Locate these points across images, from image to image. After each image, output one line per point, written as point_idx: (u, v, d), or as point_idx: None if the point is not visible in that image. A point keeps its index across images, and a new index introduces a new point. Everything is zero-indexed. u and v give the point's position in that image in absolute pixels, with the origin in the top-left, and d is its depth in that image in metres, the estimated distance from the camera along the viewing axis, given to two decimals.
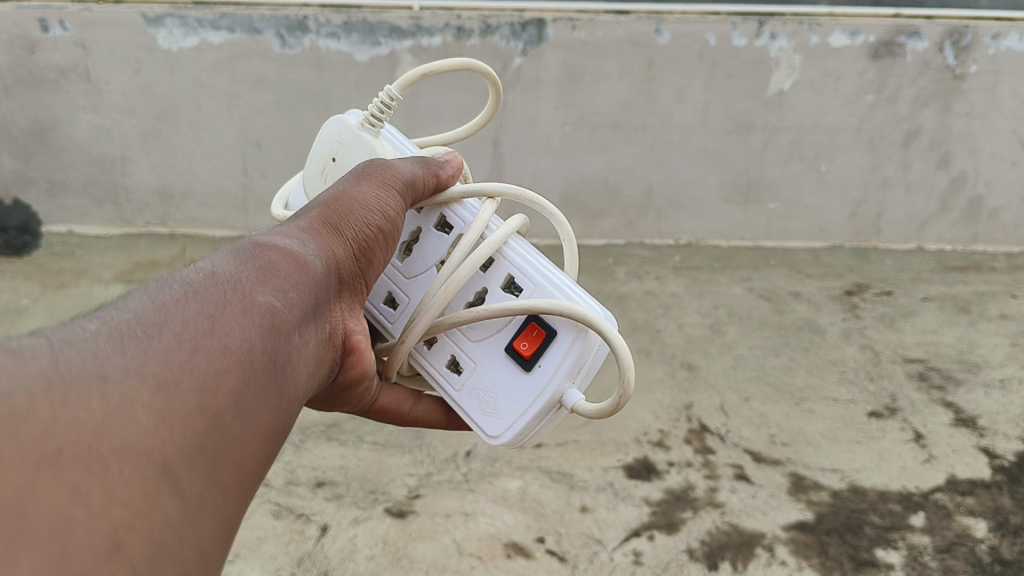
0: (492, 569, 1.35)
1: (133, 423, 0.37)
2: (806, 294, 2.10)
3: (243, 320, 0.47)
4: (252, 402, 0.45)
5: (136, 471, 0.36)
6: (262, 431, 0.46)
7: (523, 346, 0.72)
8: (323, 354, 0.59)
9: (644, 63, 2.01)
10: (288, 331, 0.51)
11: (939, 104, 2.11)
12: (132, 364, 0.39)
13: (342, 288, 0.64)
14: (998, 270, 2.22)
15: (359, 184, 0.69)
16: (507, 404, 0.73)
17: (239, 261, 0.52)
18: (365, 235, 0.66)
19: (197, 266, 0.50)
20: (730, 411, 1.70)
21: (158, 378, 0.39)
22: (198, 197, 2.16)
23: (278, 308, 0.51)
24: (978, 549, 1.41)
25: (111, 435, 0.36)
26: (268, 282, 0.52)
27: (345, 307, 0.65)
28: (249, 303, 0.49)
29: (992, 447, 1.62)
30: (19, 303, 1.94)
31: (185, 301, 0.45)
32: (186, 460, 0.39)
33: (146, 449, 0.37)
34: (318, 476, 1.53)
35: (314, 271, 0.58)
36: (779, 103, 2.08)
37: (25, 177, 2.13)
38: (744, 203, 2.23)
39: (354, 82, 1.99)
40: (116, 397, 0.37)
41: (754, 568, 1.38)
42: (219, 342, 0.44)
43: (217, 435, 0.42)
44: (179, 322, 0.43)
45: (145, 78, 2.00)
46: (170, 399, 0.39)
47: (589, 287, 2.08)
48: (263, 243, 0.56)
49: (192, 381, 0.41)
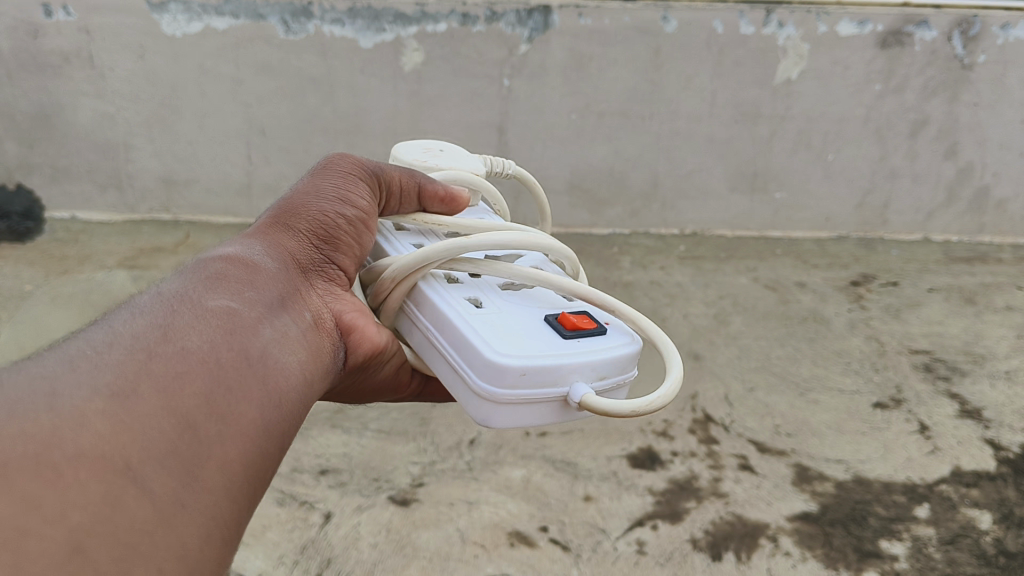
0: (495, 558, 1.35)
1: (84, 432, 0.36)
2: (812, 284, 2.09)
3: (203, 325, 0.46)
4: (224, 400, 0.44)
5: (95, 475, 0.35)
6: (242, 429, 0.44)
7: (568, 319, 0.63)
8: (314, 346, 0.58)
9: (651, 51, 2.00)
10: (254, 328, 0.50)
11: (947, 93, 2.10)
12: (80, 378, 0.38)
13: (312, 279, 0.63)
14: (1005, 261, 2.22)
15: (314, 180, 0.70)
16: (528, 343, 0.59)
17: (190, 274, 0.51)
18: (328, 222, 0.65)
19: (150, 289, 0.50)
20: (734, 401, 1.70)
21: (111, 388, 0.39)
22: (202, 184, 2.15)
23: (237, 310, 0.50)
24: (983, 540, 1.41)
25: (60, 445, 0.35)
26: (223, 287, 0.51)
27: (324, 296, 0.63)
28: (204, 308, 0.48)
29: (998, 439, 1.61)
30: (22, 288, 1.93)
31: (139, 316, 0.45)
32: (153, 462, 0.38)
33: (102, 455, 0.36)
34: (322, 464, 1.53)
35: (272, 274, 0.58)
36: (787, 92, 2.07)
37: (27, 162, 2.12)
38: (751, 193, 2.22)
39: (359, 68, 1.99)
40: (66, 408, 0.36)
41: (758, 558, 1.37)
42: (179, 346, 0.44)
43: (188, 435, 0.40)
44: (132, 334, 0.43)
45: (149, 64, 1.99)
46: (129, 404, 0.38)
47: (595, 276, 2.07)
48: (218, 258, 0.55)
49: (149, 384, 0.40)
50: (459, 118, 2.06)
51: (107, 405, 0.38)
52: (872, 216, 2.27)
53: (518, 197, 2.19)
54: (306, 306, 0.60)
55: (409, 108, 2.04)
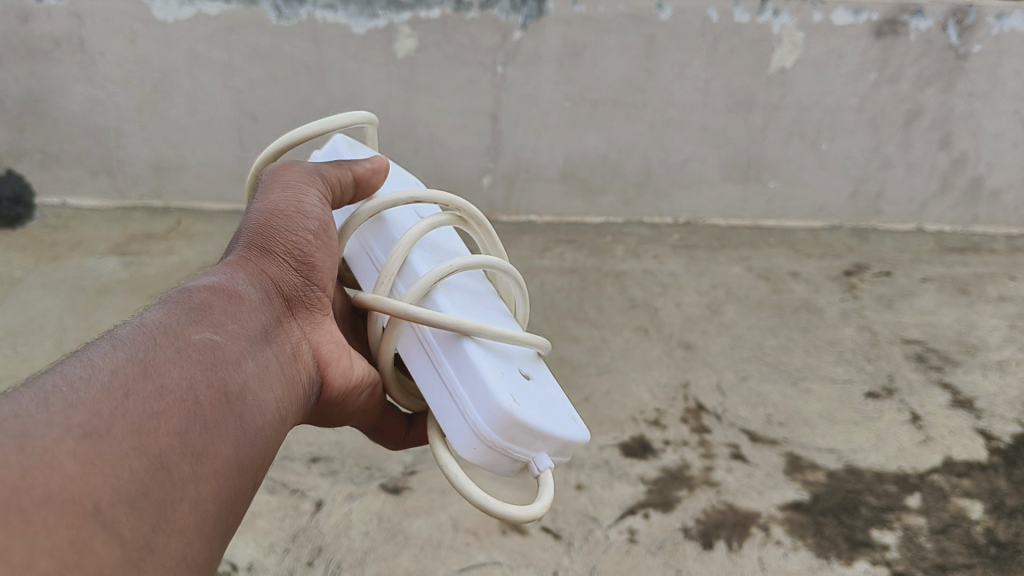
0: (486, 546, 1.36)
1: (57, 473, 0.40)
2: (805, 274, 2.09)
3: (177, 360, 0.51)
4: (199, 435, 0.49)
5: (64, 518, 0.39)
6: (215, 464, 0.49)
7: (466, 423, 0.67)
8: (286, 373, 0.63)
9: (645, 39, 1.98)
10: (227, 363, 0.55)
11: (942, 83, 2.08)
12: (56, 419, 0.42)
13: (294, 308, 0.69)
14: (998, 252, 2.24)
15: (278, 195, 0.71)
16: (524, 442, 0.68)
17: (169, 307, 0.56)
18: (298, 244, 0.69)
19: (133, 321, 0.54)
20: (726, 390, 1.69)
21: (84, 429, 0.43)
22: (193, 170, 2.15)
23: (213, 345, 0.55)
24: (974, 530, 1.41)
25: (33, 486, 0.39)
26: (201, 320, 0.56)
27: (301, 324, 0.70)
28: (181, 343, 0.52)
29: (990, 429, 1.62)
30: (12, 275, 1.92)
31: (116, 353, 0.49)
32: (122, 502, 0.42)
33: (74, 500, 0.40)
34: (313, 452, 1.52)
35: (248, 300, 0.63)
36: (781, 82, 2.06)
37: (18, 148, 2.10)
38: (744, 182, 2.22)
39: (351, 54, 1.97)
40: (39, 449, 0.40)
41: (748, 547, 1.38)
42: (154, 384, 0.48)
43: (161, 474, 0.45)
44: (107, 373, 0.47)
45: (140, 50, 1.97)
46: (100, 444, 0.43)
47: (588, 264, 2.07)
48: (192, 288, 0.59)
49: (124, 425, 0.45)
50: (452, 105, 2.05)
51: (80, 443, 0.42)
52: (865, 206, 2.28)
53: (513, 186, 2.19)
54: (282, 336, 0.66)
55: (402, 96, 2.03)
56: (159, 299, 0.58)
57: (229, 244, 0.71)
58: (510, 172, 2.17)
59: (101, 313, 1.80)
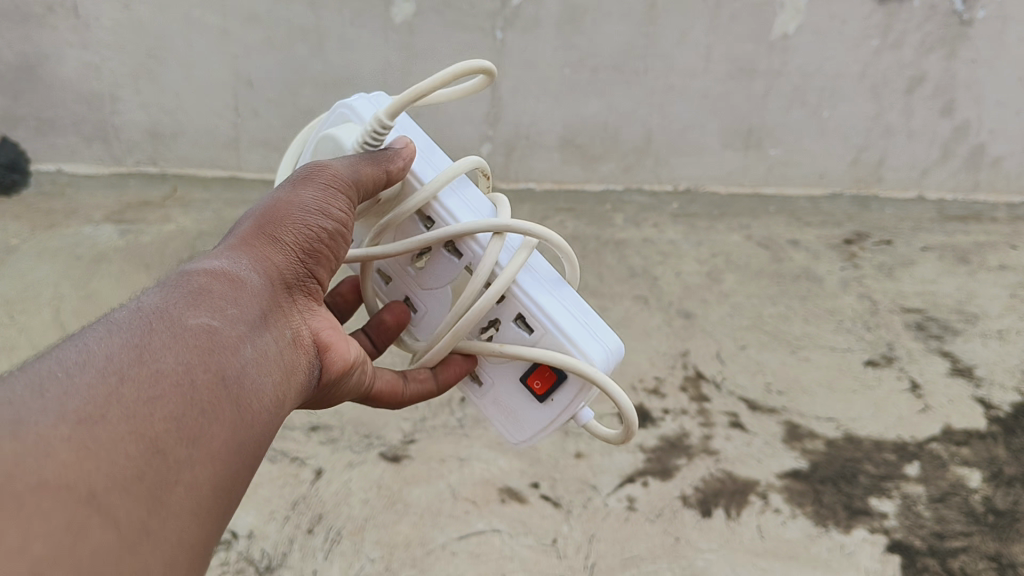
0: (486, 514, 1.36)
1: (49, 459, 0.39)
2: (805, 242, 2.08)
3: (176, 344, 0.50)
4: (197, 421, 0.48)
5: (56, 502, 0.38)
6: (212, 450, 0.49)
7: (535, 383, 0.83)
8: (288, 357, 0.62)
9: (646, 4, 1.96)
10: (227, 345, 0.54)
11: (945, 50, 2.06)
12: (48, 406, 0.42)
13: (296, 296, 0.67)
14: (998, 221, 2.23)
15: (297, 188, 0.70)
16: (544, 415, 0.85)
17: (169, 289, 0.55)
18: (308, 237, 0.68)
19: (132, 304, 0.53)
20: (726, 358, 1.69)
21: (78, 414, 0.42)
22: (189, 136, 2.13)
23: (213, 327, 0.54)
24: (972, 498, 1.42)
25: (24, 474, 0.38)
26: (201, 303, 0.55)
27: (304, 309, 0.68)
28: (180, 327, 0.52)
29: (989, 398, 1.62)
30: (8, 243, 1.92)
31: (112, 336, 0.48)
32: (115, 490, 0.41)
33: (66, 484, 0.39)
34: (312, 420, 1.50)
35: (253, 283, 0.61)
36: (783, 48, 2.04)
37: (12, 114, 2.08)
38: (745, 149, 2.20)
39: (348, 19, 1.94)
40: (31, 437, 0.39)
41: (748, 515, 1.39)
42: (152, 369, 0.47)
43: (156, 459, 0.44)
44: (103, 358, 0.46)
45: (134, 15, 1.94)
46: (94, 430, 0.42)
47: (587, 232, 2.06)
48: (192, 270, 0.59)
49: (119, 412, 0.44)
50: None
51: (74, 431, 0.41)
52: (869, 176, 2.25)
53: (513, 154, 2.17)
54: (285, 320, 0.64)
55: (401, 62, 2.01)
56: (160, 279, 0.58)
57: (234, 225, 0.69)
58: (508, 139, 2.15)
59: (98, 282, 1.80)
